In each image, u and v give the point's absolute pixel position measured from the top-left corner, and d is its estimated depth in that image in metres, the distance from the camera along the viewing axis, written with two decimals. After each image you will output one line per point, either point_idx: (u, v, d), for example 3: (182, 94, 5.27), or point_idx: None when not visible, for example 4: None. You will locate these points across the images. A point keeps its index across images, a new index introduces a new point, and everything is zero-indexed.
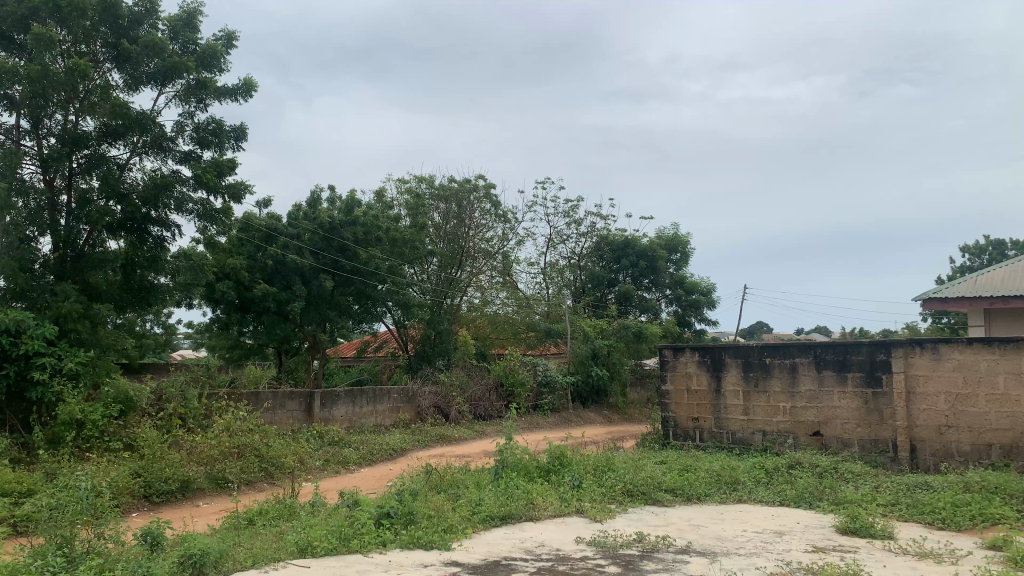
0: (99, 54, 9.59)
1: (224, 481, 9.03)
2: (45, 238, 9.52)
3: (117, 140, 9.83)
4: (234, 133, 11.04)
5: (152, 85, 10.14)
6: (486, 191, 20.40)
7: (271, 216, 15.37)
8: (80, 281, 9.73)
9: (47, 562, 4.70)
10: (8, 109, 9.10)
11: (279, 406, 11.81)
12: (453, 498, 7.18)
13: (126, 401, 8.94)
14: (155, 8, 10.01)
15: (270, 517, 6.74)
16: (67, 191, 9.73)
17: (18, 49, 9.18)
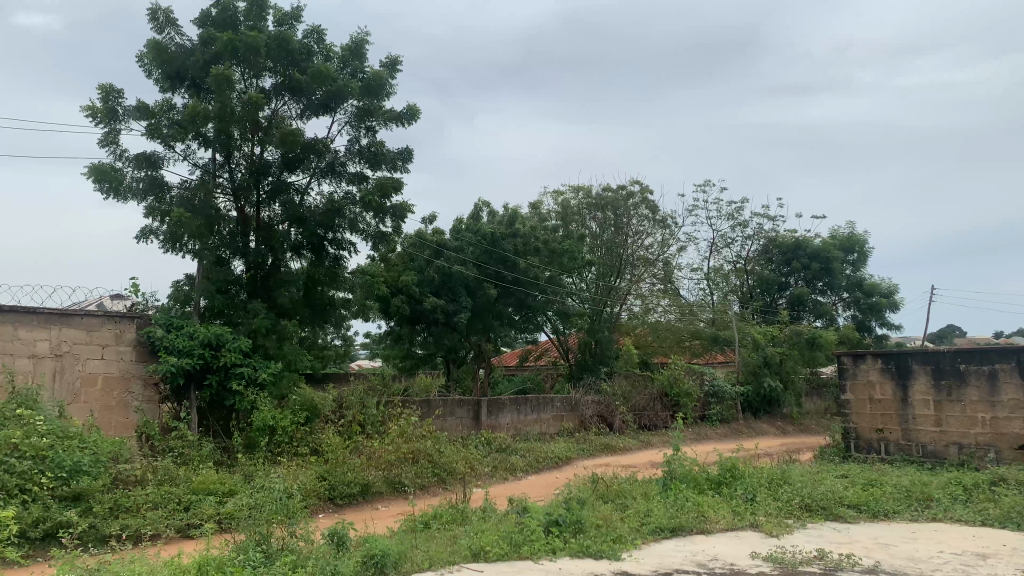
0: (275, 88, 10.38)
1: (400, 485, 9.46)
2: (238, 260, 10.38)
3: (297, 168, 10.60)
4: (400, 152, 11.55)
5: (323, 113, 10.88)
6: (644, 196, 20.12)
7: (437, 232, 15.95)
8: (269, 299, 10.56)
9: (248, 557, 5.13)
10: (204, 145, 10.06)
11: (449, 413, 12.24)
12: (622, 508, 7.12)
13: (312, 408, 9.68)
14: (324, 40, 10.77)
15: (444, 522, 6.97)
16: (256, 217, 10.62)
17: (206, 91, 10.10)
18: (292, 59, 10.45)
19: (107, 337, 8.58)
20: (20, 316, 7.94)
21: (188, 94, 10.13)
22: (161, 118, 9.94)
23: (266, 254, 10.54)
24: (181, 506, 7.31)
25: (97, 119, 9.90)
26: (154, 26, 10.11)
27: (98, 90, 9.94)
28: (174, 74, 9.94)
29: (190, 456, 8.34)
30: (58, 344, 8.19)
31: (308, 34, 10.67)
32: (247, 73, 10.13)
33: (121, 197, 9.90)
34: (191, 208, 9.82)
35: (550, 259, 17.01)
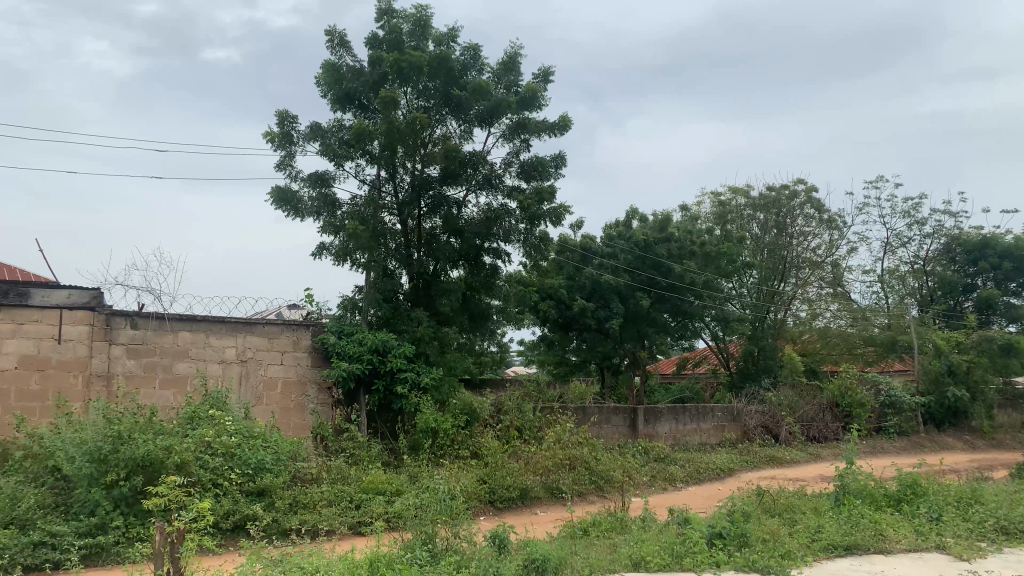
0: (436, 105, 10.79)
1: (558, 491, 9.52)
2: (403, 271, 10.87)
3: (456, 181, 10.94)
4: (555, 161, 11.66)
5: (480, 126, 11.11)
6: (808, 195, 19.20)
7: (585, 237, 15.98)
8: (430, 307, 10.92)
9: (416, 556, 5.35)
10: (371, 163, 10.60)
11: (606, 421, 12.17)
12: (790, 523, 6.80)
13: (471, 412, 9.92)
14: (480, 58, 10.98)
15: (603, 530, 6.93)
16: (418, 230, 11.07)
17: (373, 111, 10.70)
18: (452, 77, 10.79)
19: (285, 344, 9.32)
20: (210, 325, 8.87)
21: (356, 114, 10.76)
22: (332, 138, 10.61)
23: (428, 263, 10.93)
24: (353, 504, 7.71)
25: (275, 143, 10.68)
26: (329, 49, 10.77)
27: (276, 117, 10.72)
28: (343, 96, 10.57)
29: (360, 456, 8.79)
30: (243, 350, 9.05)
31: (466, 52, 10.93)
32: (411, 91, 10.59)
33: (299, 215, 10.70)
34: (360, 221, 10.34)
35: (706, 262, 16.54)
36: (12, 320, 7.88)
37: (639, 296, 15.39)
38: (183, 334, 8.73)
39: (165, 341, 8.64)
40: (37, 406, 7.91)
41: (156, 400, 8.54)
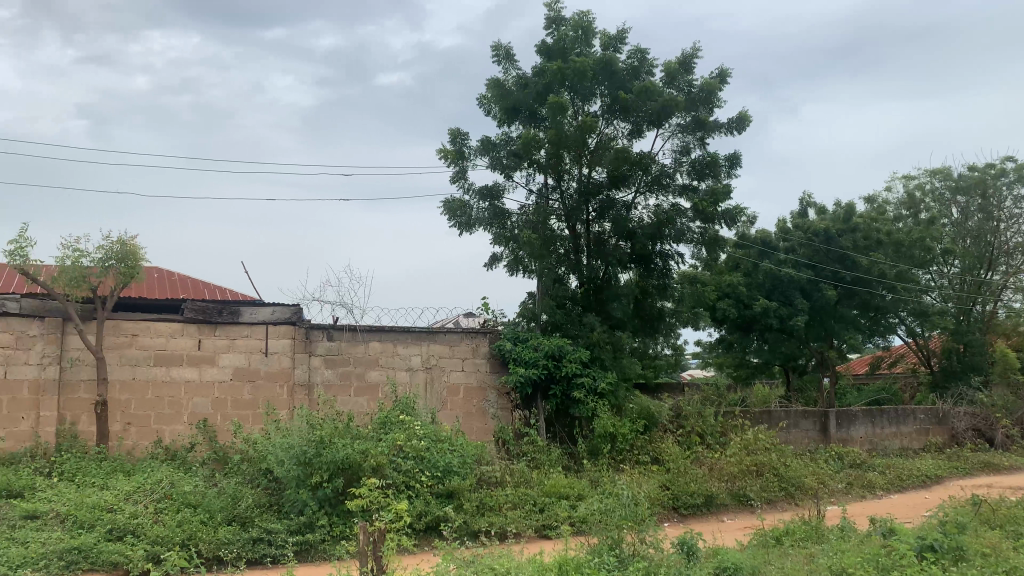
0: (603, 110, 10.79)
1: (745, 498, 9.17)
2: (573, 276, 10.91)
3: (624, 184, 10.88)
4: (729, 161, 11.30)
5: (649, 129, 10.99)
6: (1018, 172, 17.39)
7: (761, 231, 15.36)
8: (602, 312, 10.90)
9: (604, 560, 5.33)
10: (539, 171, 10.77)
11: (794, 425, 11.58)
12: (1015, 537, 6.14)
13: (649, 417, 9.80)
14: (648, 59, 10.88)
15: (798, 539, 6.60)
16: (587, 234, 11.10)
17: (540, 120, 10.86)
18: (617, 80, 10.75)
19: (465, 351, 9.67)
20: (396, 336, 9.37)
21: (524, 124, 10.96)
22: (501, 151, 10.87)
23: (598, 268, 10.92)
24: (537, 507, 7.82)
25: (448, 159, 11.09)
26: (494, 63, 11.09)
27: (448, 134, 11.14)
28: (511, 108, 10.84)
29: (541, 460, 8.90)
30: (427, 358, 9.50)
31: (633, 55, 10.86)
32: (578, 97, 10.68)
33: (472, 227, 11.07)
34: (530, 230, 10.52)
35: (898, 252, 15.35)
36: (226, 336, 8.81)
37: (823, 289, 14.55)
38: (373, 344, 9.28)
39: (357, 351, 9.22)
40: (250, 414, 8.78)
41: (352, 407, 9.13)
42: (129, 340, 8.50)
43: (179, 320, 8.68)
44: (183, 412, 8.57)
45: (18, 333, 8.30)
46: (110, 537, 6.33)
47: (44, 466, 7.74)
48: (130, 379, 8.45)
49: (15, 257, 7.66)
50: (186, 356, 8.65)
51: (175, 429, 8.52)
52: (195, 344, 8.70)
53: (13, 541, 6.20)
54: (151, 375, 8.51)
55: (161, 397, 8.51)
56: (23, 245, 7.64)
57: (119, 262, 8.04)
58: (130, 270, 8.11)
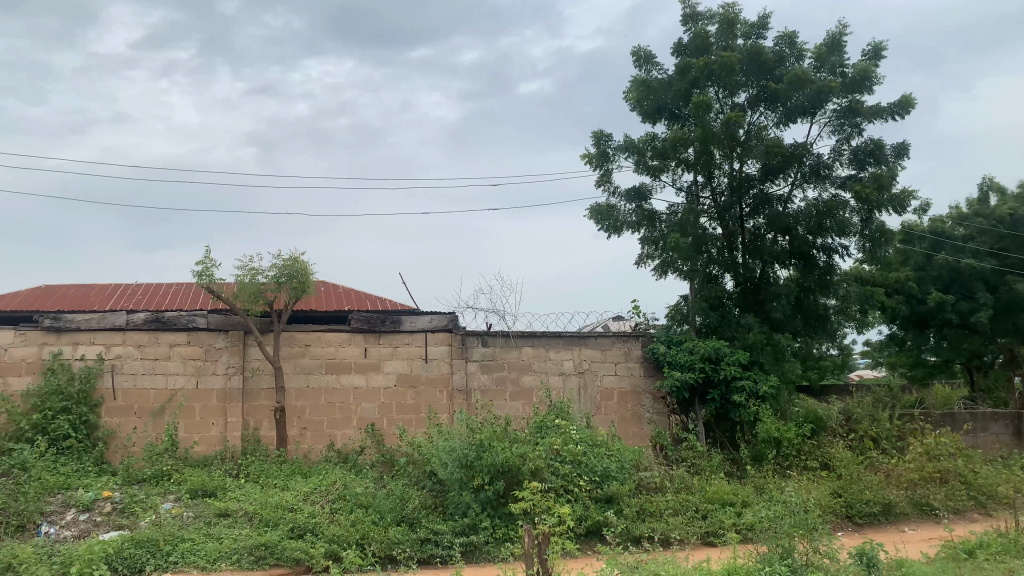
0: (751, 101, 10.43)
1: (929, 507, 8.51)
2: (728, 276, 10.59)
3: (778, 177, 10.44)
4: (896, 148, 10.56)
5: (802, 118, 10.42)
6: None
7: (934, 220, 14.27)
8: (761, 312, 10.50)
9: (775, 570, 5.11)
10: (687, 170, 10.54)
11: (982, 429, 10.65)
12: None
13: (817, 421, 9.37)
14: (797, 44, 10.40)
15: (994, 552, 6.04)
16: (741, 231, 10.74)
17: (686, 118, 10.66)
18: (765, 70, 10.34)
19: (618, 355, 9.61)
20: (549, 341, 9.46)
21: (669, 124, 10.78)
22: (646, 152, 10.73)
23: (755, 266, 10.53)
24: (700, 514, 7.61)
25: (593, 163, 11.09)
26: (635, 64, 10.99)
27: (592, 138, 11.14)
28: (654, 108, 10.71)
29: (701, 465, 8.66)
30: (580, 362, 9.52)
31: (781, 40, 10.43)
32: (723, 91, 10.37)
33: (621, 230, 10.98)
34: (681, 231, 10.35)
35: None
36: (389, 344, 9.23)
37: (1011, 281, 13.26)
38: (526, 350, 9.41)
39: (512, 356, 9.37)
40: (413, 418, 9.14)
41: (509, 411, 9.29)
42: (301, 350, 9.09)
43: (346, 330, 9.17)
44: (352, 417, 9.05)
45: (207, 345, 9.08)
46: (292, 535, 6.76)
47: (233, 468, 8.41)
48: (304, 387, 9.03)
49: (202, 276, 8.36)
50: (354, 364, 9.14)
51: (346, 433, 9.01)
52: (360, 352, 9.17)
53: (209, 536, 6.76)
54: (323, 382, 9.05)
55: (332, 403, 9.04)
56: (208, 264, 8.32)
57: (291, 277, 8.58)
58: (301, 284, 8.63)
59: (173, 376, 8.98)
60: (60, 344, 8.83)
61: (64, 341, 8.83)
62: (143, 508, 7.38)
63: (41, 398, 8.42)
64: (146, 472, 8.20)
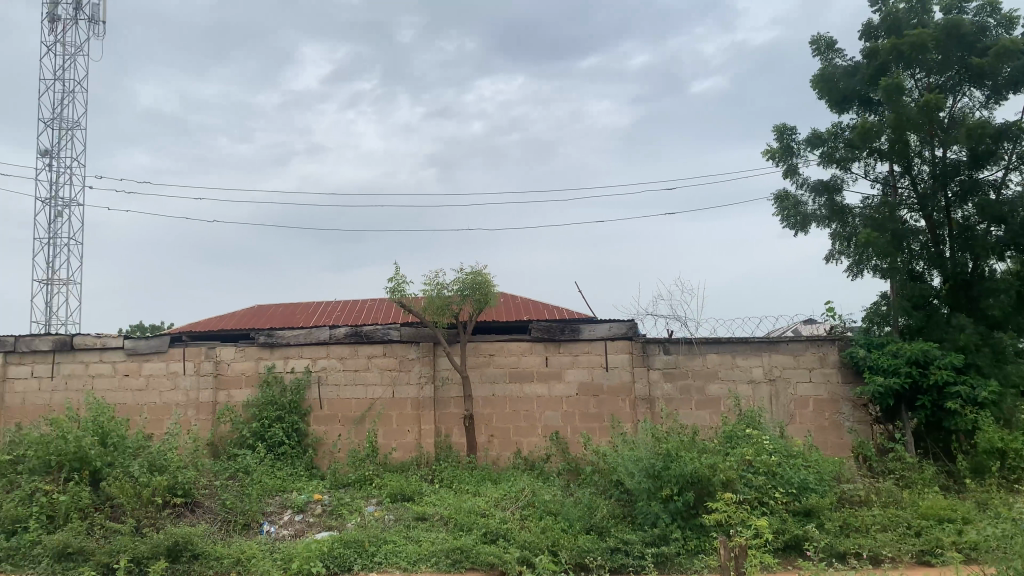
0: (954, 83, 9.58)
1: None
2: (935, 272, 9.70)
3: (989, 162, 9.43)
4: None
5: (1015, 92, 9.40)
6: None
7: None
8: (976, 311, 9.47)
9: None
10: (882, 160, 9.84)
11: None
12: None
13: None
14: (1003, 11, 9.46)
15: None
16: (947, 223, 9.81)
17: (878, 105, 9.95)
18: (968, 44, 9.42)
19: (811, 360, 9.10)
20: (735, 347, 9.14)
21: (858, 112, 10.13)
22: (834, 145, 10.16)
23: (965, 260, 9.55)
24: (912, 531, 6.99)
25: (776, 159, 10.62)
26: (815, 54, 10.42)
27: (772, 133, 10.68)
28: (840, 99, 10.09)
29: (912, 478, 7.97)
30: (770, 369, 9.11)
31: (982, 9, 9.51)
32: (919, 72, 9.61)
33: (808, 227, 10.42)
34: (875, 226, 9.68)
35: None
36: (570, 352, 9.29)
37: None
38: (711, 356, 9.14)
39: (696, 364, 9.14)
40: (597, 426, 9.13)
41: (695, 420, 9.07)
42: (486, 360, 9.38)
43: (527, 340, 9.36)
44: (537, 425, 9.22)
45: (401, 357, 9.58)
46: (486, 539, 6.96)
47: (428, 474, 8.80)
48: (491, 395, 9.31)
49: (393, 291, 8.85)
50: (537, 373, 9.30)
51: (532, 440, 9.19)
52: (542, 361, 9.31)
53: (409, 539, 7.11)
54: (508, 391, 9.29)
55: (518, 411, 9.26)
56: (399, 280, 8.79)
57: (475, 290, 8.83)
58: (483, 296, 8.84)
59: (372, 386, 9.56)
60: (273, 359, 9.66)
61: (276, 356, 9.66)
62: (349, 510, 7.89)
63: (259, 408, 9.26)
64: (351, 477, 8.76)
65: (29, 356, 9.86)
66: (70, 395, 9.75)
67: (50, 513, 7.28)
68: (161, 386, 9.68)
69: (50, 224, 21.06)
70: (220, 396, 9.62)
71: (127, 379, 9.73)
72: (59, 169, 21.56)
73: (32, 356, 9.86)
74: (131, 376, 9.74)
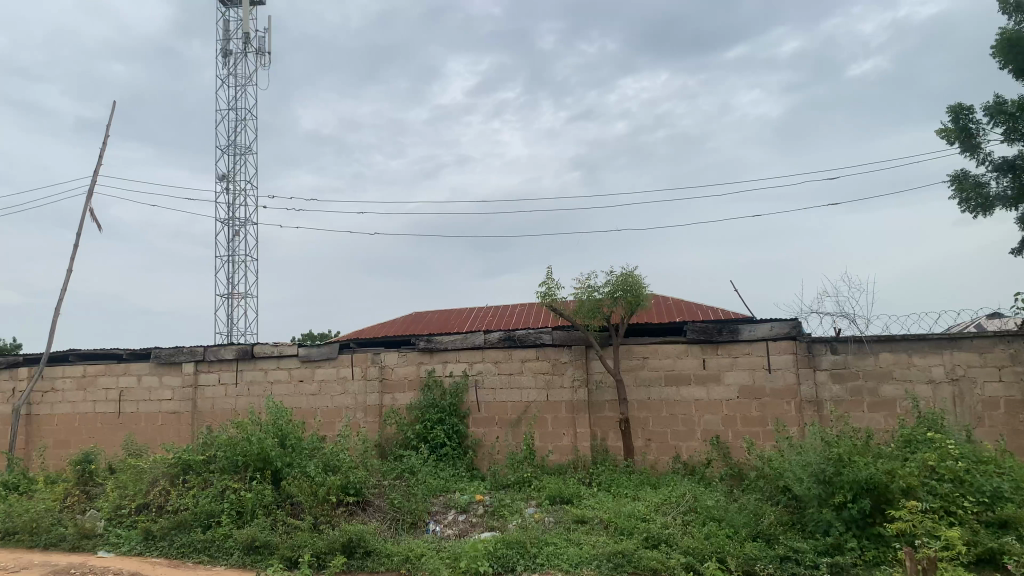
0: None
1: None
2: None
3: None
4: None
5: None
6: None
7: None
8: None
9: None
10: None
11: None
12: None
13: None
14: None
15: None
16: None
17: None
18: None
19: (1001, 359, 8.29)
20: (911, 344, 8.52)
21: None
22: (1019, 120, 9.21)
23: None
24: None
25: (952, 139, 9.82)
26: (1004, 15, 9.53)
27: (948, 112, 9.86)
28: None
29: None
30: (952, 368, 8.40)
31: None
32: None
33: (992, 210, 9.57)
34: None
35: None
36: (729, 354, 9.01)
37: None
38: (884, 356, 8.57)
39: (867, 364, 8.60)
40: (761, 431, 8.79)
41: (868, 424, 8.52)
42: (641, 362, 9.30)
43: (683, 341, 9.18)
44: (696, 429, 9.00)
45: (553, 360, 9.64)
46: (647, 544, 6.85)
47: (586, 477, 8.80)
48: (646, 399, 9.22)
49: (545, 295, 8.92)
50: (693, 375, 9.10)
51: (690, 445, 8.98)
52: (700, 363, 9.10)
53: (570, 541, 7.13)
54: (664, 395, 9.16)
55: (675, 414, 9.09)
56: (550, 284, 8.86)
57: (626, 291, 8.69)
58: (634, 298, 8.69)
59: (527, 389, 9.68)
60: (433, 363, 10.01)
61: (436, 360, 10.00)
62: (511, 511, 8.02)
63: (421, 410, 9.63)
64: (510, 478, 8.92)
65: (216, 364, 10.74)
66: (252, 400, 10.53)
67: (240, 509, 7.88)
68: (331, 390, 10.27)
69: (228, 243, 22.87)
70: (385, 399, 10.07)
71: (302, 384, 10.39)
72: (235, 191, 23.39)
73: (218, 364, 10.74)
74: (305, 381, 10.39)
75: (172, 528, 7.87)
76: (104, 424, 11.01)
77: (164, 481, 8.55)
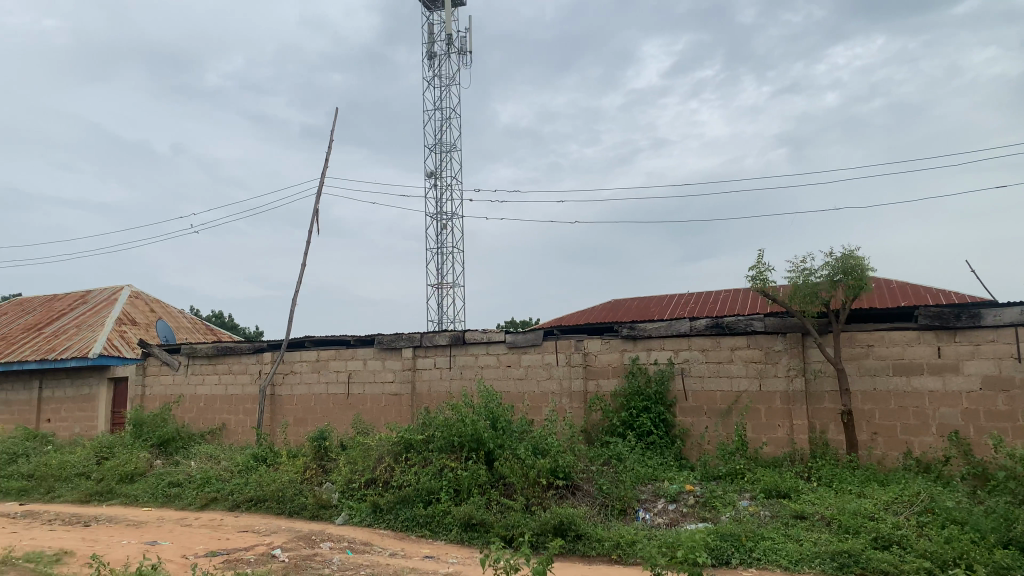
0: None
1: None
2: None
3: None
4: None
5: None
6: None
7: None
8: None
9: None
10: None
11: None
12: None
13: None
14: None
15: None
16: None
17: None
18: None
19: None
20: None
21: None
22: None
23: None
24: None
25: None
26: None
27: None
28: None
29: None
30: None
31: None
32: None
33: None
34: None
35: None
36: (969, 341, 8.14)
37: None
38: None
39: None
40: (1009, 427, 7.85)
41: None
42: (866, 351, 8.68)
43: (914, 328, 8.44)
44: (931, 424, 8.24)
45: (766, 348, 9.21)
46: (877, 545, 6.37)
47: (804, 471, 8.36)
48: (871, 390, 8.59)
49: (755, 279, 8.54)
50: (927, 365, 8.33)
51: (924, 440, 8.24)
52: (934, 351, 8.31)
53: (790, 537, 6.80)
54: (893, 386, 8.47)
55: (905, 407, 8.38)
56: (761, 269, 8.47)
57: (847, 275, 8.14)
58: (856, 282, 8.09)
59: (737, 378, 9.32)
60: (637, 350, 9.95)
61: (640, 347, 9.93)
62: (723, 503, 7.78)
63: (626, 398, 9.64)
64: (722, 469, 8.67)
65: (431, 349, 11.36)
66: (464, 383, 11.03)
67: (456, 487, 8.27)
68: (538, 375, 10.50)
69: (438, 236, 24.11)
70: (590, 385, 10.14)
71: (510, 369, 10.72)
72: (442, 186, 24.64)
73: (433, 349, 11.35)
74: (513, 367, 10.70)
75: (397, 502, 8.44)
76: (335, 404, 12.01)
77: (388, 458, 9.17)
